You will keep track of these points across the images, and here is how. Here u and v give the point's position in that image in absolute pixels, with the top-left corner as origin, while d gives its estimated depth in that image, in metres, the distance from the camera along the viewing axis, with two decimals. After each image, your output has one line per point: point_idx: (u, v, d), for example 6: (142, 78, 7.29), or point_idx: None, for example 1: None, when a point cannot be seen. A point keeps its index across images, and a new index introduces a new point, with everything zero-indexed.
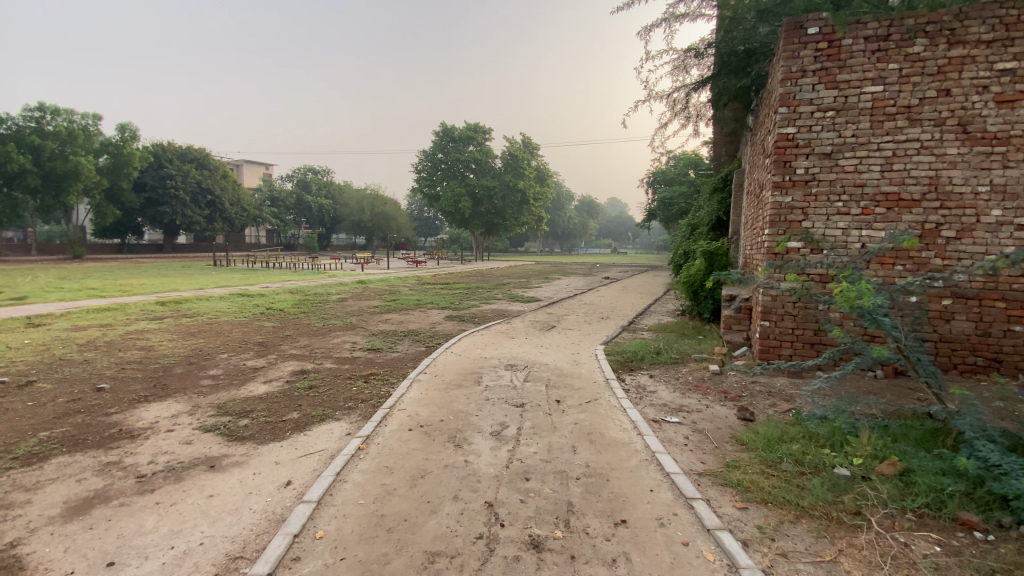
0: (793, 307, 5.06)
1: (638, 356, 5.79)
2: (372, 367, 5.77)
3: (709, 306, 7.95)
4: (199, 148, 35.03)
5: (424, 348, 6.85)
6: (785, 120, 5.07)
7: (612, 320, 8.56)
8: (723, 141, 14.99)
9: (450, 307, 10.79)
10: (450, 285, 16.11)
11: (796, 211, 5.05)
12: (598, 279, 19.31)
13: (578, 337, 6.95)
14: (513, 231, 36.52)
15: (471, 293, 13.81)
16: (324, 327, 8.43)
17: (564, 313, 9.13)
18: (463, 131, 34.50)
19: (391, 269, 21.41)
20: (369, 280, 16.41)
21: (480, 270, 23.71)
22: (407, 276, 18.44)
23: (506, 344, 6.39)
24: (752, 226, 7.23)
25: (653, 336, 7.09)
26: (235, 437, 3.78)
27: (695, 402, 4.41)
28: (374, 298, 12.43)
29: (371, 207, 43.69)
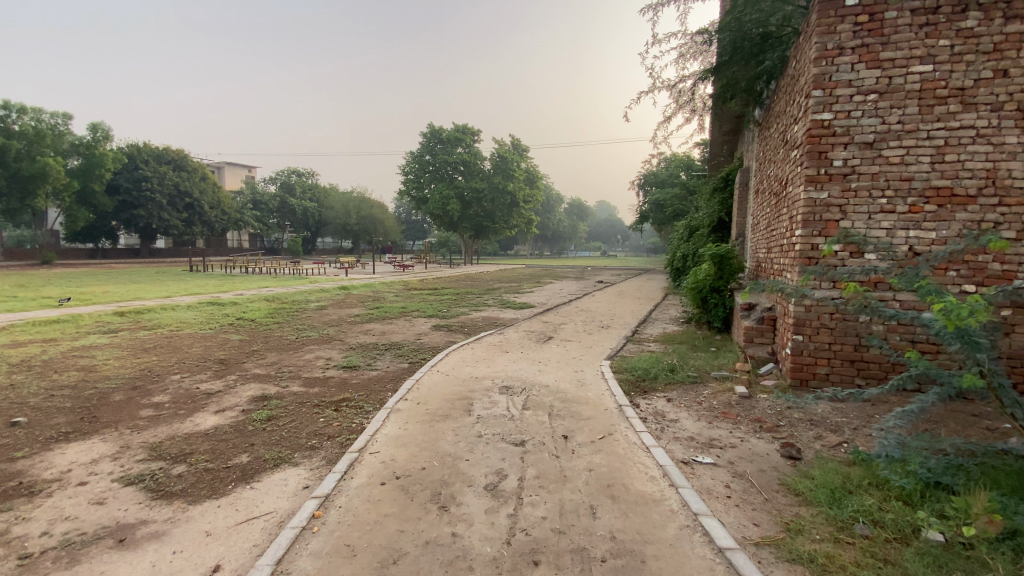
0: (830, 319, 4.40)
1: (650, 374, 5.09)
2: (345, 390, 4.99)
3: (721, 315, 7.32)
4: (177, 149, 33.87)
5: (407, 364, 6.09)
6: (820, 104, 4.41)
7: (613, 329, 7.87)
8: (721, 141, 14.47)
9: (438, 315, 10.03)
10: (438, 290, 15.34)
11: (833, 209, 4.37)
12: (592, 283, 18.65)
13: (579, 351, 6.24)
14: (503, 234, 35.82)
15: (460, 299, 13.07)
16: (298, 340, 7.63)
17: (560, 322, 8.43)
18: (452, 132, 33.86)
19: (376, 274, 20.55)
20: (353, 286, 15.61)
21: (469, 274, 22.95)
22: (393, 281, 17.64)
23: (499, 360, 5.65)
24: (768, 227, 6.59)
25: (662, 350, 6.40)
26: (162, 493, 3.01)
27: (726, 435, 3.71)
28: (355, 306, 11.62)
29: (357, 210, 42.74)
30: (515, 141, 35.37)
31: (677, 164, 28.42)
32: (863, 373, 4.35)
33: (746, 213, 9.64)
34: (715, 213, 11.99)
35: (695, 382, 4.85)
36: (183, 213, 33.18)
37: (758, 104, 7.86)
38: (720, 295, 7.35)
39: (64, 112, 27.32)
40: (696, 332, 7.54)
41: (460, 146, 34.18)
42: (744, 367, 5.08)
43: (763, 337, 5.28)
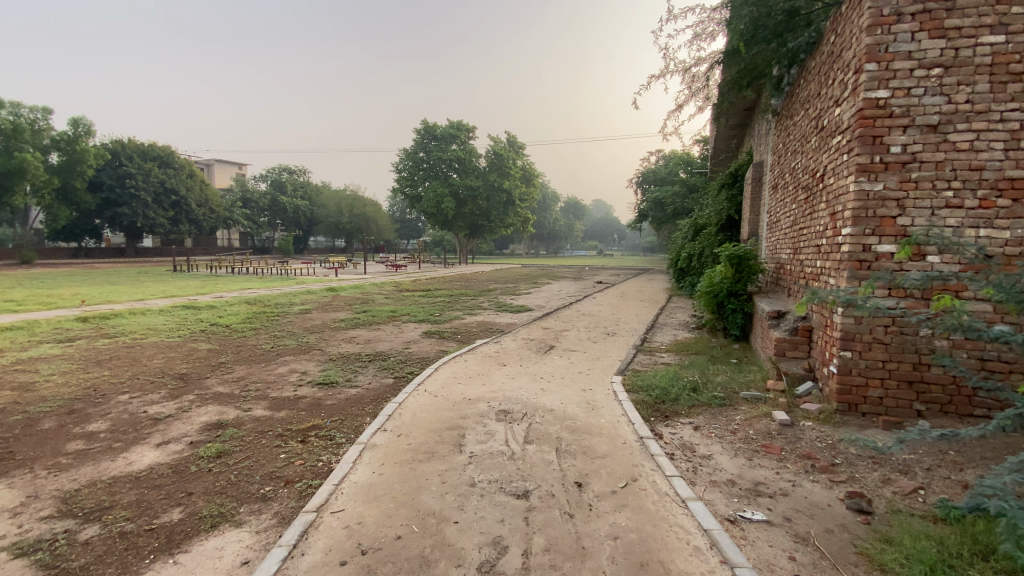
0: (884, 334, 3.74)
1: (671, 395, 4.42)
2: (317, 414, 4.28)
3: (739, 321, 6.70)
4: (164, 146, 32.95)
5: (392, 380, 5.39)
6: (873, 80, 3.72)
7: (620, 337, 7.20)
8: (726, 136, 13.87)
9: (429, 320, 9.33)
10: (431, 291, 14.61)
11: (890, 203, 3.68)
12: (591, 283, 17.97)
13: (585, 364, 5.56)
14: (498, 232, 35.11)
15: (454, 301, 12.36)
16: (273, 350, 6.90)
17: (561, 329, 7.75)
18: (446, 129, 33.14)
19: (368, 274, 19.80)
20: (340, 287, 14.83)
21: (464, 274, 22.23)
22: (383, 281, 16.89)
23: (496, 376, 4.96)
24: (792, 225, 5.94)
25: (678, 363, 5.73)
26: (58, 571, 2.30)
27: (774, 478, 3.04)
28: (342, 309, 10.88)
29: (350, 208, 41.91)
30: (511, 139, 34.68)
31: (676, 162, 27.77)
32: (923, 396, 3.72)
33: (759, 211, 8.99)
34: (723, 211, 11.33)
35: (723, 405, 4.19)
36: (170, 211, 32.28)
37: (778, 92, 7.21)
38: (737, 300, 6.73)
39: (44, 107, 26.39)
40: (711, 341, 6.89)
41: (454, 143, 33.46)
42: (777, 386, 4.43)
43: (797, 350, 4.63)
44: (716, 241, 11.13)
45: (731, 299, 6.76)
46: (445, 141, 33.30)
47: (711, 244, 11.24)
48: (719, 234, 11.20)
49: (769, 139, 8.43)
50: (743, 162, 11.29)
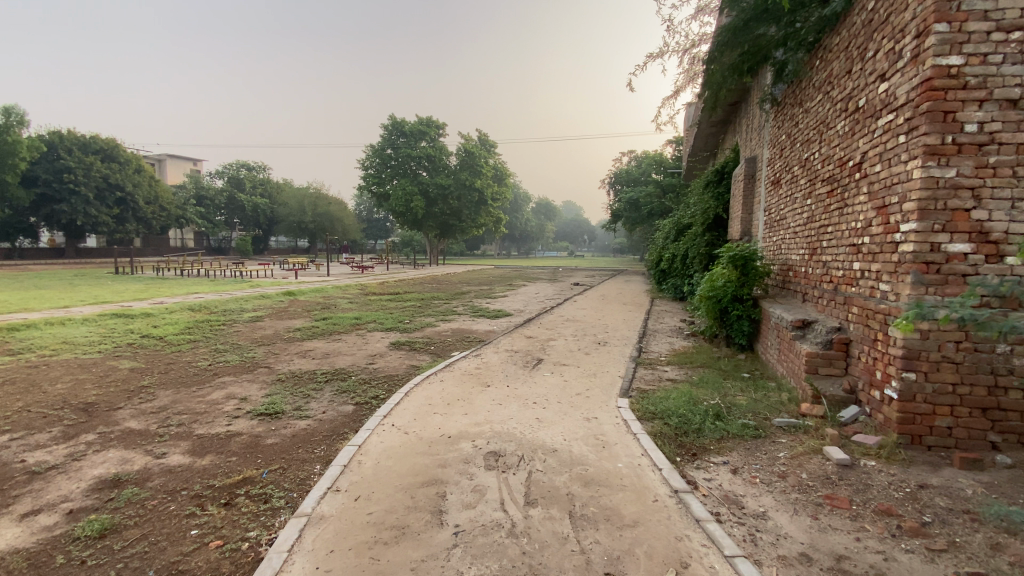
0: (954, 351, 3.10)
1: (693, 423, 3.67)
2: (252, 461, 3.35)
3: (746, 330, 6.05)
4: (108, 139, 30.55)
5: (352, 407, 4.46)
6: (944, 44, 3.04)
7: (613, 347, 6.45)
8: (708, 133, 13.45)
9: (398, 328, 8.36)
10: (399, 295, 13.56)
11: (965, 193, 3.03)
12: (568, 285, 17.25)
13: (582, 381, 4.78)
14: (470, 232, 34.14)
15: (425, 305, 11.39)
16: (210, 368, 5.84)
17: (547, 338, 6.94)
18: (415, 125, 32.04)
19: (331, 276, 18.51)
20: (299, 291, 13.63)
21: (435, 276, 21.12)
22: (348, 284, 15.75)
23: (478, 402, 4.11)
24: (808, 222, 5.32)
25: (686, 380, 5.02)
26: None
27: (857, 548, 2.31)
28: (299, 316, 9.79)
29: (313, 207, 40.13)
30: (482, 137, 33.83)
31: (650, 162, 27.44)
32: (999, 425, 3.08)
33: (754, 209, 8.44)
34: (709, 210, 10.77)
35: (758, 436, 3.47)
36: (114, 208, 29.90)
37: (781, 79, 6.62)
38: (742, 306, 6.08)
39: None
40: (714, 351, 6.23)
41: (423, 140, 32.31)
42: (815, 411, 3.75)
43: (832, 367, 3.97)
44: (703, 242, 10.56)
45: (736, 306, 6.10)
46: (414, 138, 32.13)
47: (698, 245, 10.66)
48: (706, 234, 10.63)
49: (765, 132, 7.87)
50: (730, 158, 10.77)
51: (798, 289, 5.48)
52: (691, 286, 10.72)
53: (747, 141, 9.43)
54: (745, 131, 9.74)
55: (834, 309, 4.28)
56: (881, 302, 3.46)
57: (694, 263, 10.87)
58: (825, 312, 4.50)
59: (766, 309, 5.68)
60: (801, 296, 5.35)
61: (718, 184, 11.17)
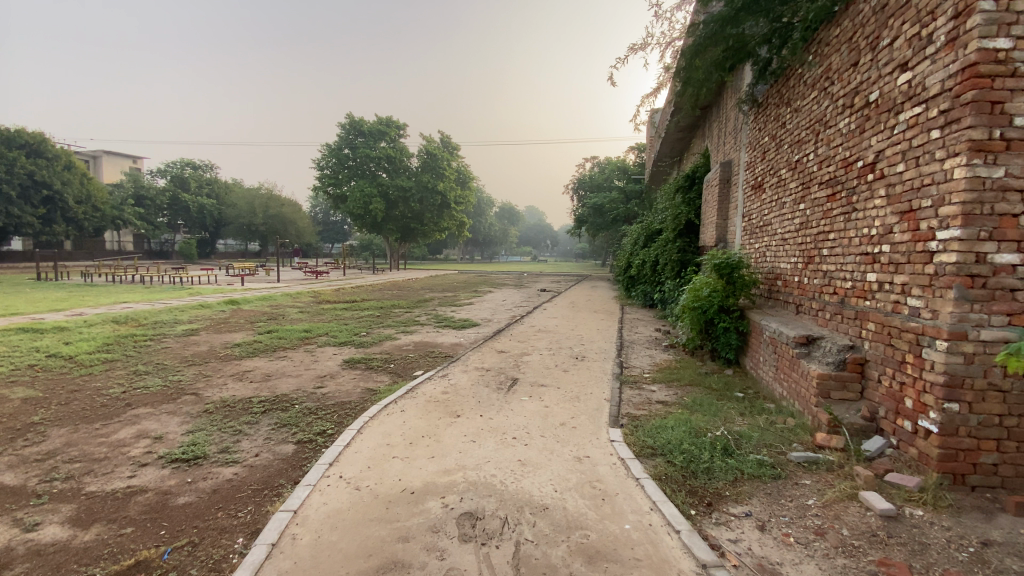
0: (1001, 378, 2.70)
1: (701, 460, 3.14)
2: (152, 535, 2.57)
3: (732, 343, 5.59)
4: (32, 132, 27.92)
5: (292, 448, 3.69)
6: (991, 24, 2.64)
7: (594, 362, 5.90)
8: (676, 137, 13.26)
9: (353, 342, 7.54)
10: (356, 303, 12.63)
11: (1014, 196, 2.64)
12: (534, 291, 16.70)
13: (565, 406, 4.18)
14: (432, 236, 33.21)
15: (384, 314, 10.55)
16: (123, 397, 4.89)
17: (520, 352, 6.33)
18: (374, 125, 30.93)
19: (282, 283, 17.29)
20: (245, 299, 12.49)
21: (395, 282, 20.20)
22: (300, 291, 14.67)
23: (447, 439, 3.43)
24: (801, 228, 4.97)
25: (679, 401, 4.49)
26: None
27: None
28: (241, 329, 8.79)
29: (265, 209, 38.13)
30: (445, 139, 33.04)
31: (613, 167, 27.39)
32: None
33: (729, 215, 8.13)
34: (680, 215, 10.46)
35: (778, 476, 2.98)
36: (40, 208, 27.24)
37: (764, 78, 6.30)
38: (728, 317, 5.62)
39: None
40: (698, 366, 5.77)
41: (383, 141, 31.30)
42: (833, 442, 3.30)
43: (846, 391, 3.55)
44: (675, 248, 10.23)
45: (722, 317, 5.62)
46: (373, 138, 31.03)
47: (669, 252, 10.30)
48: (677, 240, 10.31)
49: (743, 135, 7.57)
50: (701, 163, 10.51)
51: (789, 300, 5.09)
52: (664, 294, 10.38)
53: (720, 145, 9.18)
54: (717, 135, 9.49)
55: (843, 324, 3.87)
56: (911, 319, 3.05)
57: (665, 269, 10.50)
58: (829, 327, 4.10)
59: (756, 321, 5.26)
60: (793, 307, 4.97)
61: (689, 189, 10.88)
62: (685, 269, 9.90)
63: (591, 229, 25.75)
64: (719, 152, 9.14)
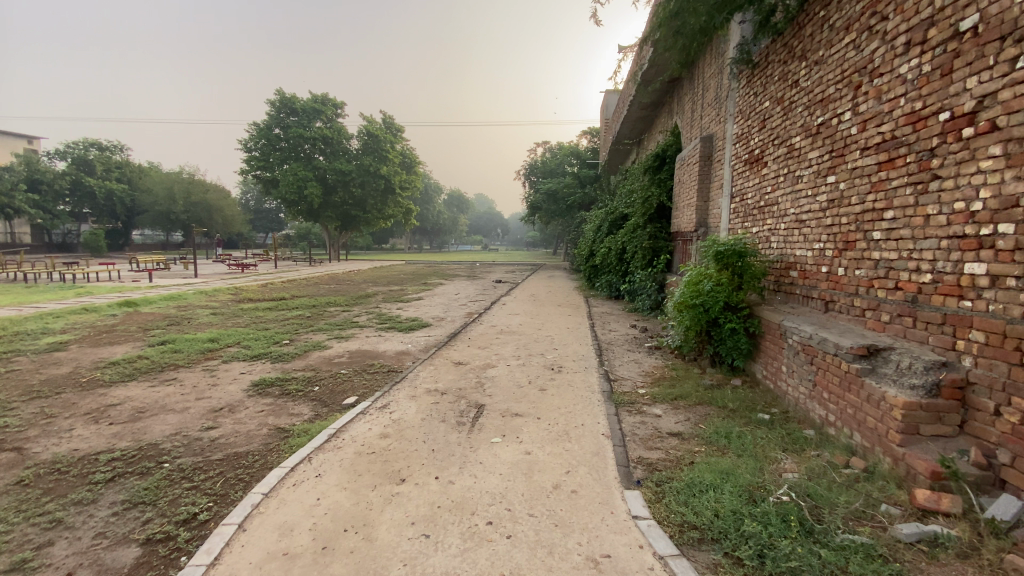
0: None
1: (778, 551, 2.06)
2: None
3: (740, 346, 4.58)
4: None
5: (132, 558, 2.30)
6: None
7: (574, 374, 4.76)
8: (639, 115, 12.39)
9: (269, 356, 6.02)
10: (284, 301, 10.95)
11: None
12: (488, 283, 15.44)
13: (553, 453, 3.00)
14: (376, 225, 31.15)
15: (316, 315, 8.99)
16: None
17: (482, 363, 5.11)
18: (309, 103, 28.39)
19: (199, 279, 15.10)
20: (146, 300, 10.51)
21: (333, 274, 18.38)
22: (218, 289, 12.71)
23: (383, 536, 2.16)
24: (830, 206, 4.01)
25: (698, 432, 3.42)
26: None
27: None
28: (127, 340, 7.03)
29: (187, 195, 34.53)
30: (387, 120, 30.92)
31: (566, 152, 26.39)
32: None
33: (712, 195, 7.19)
34: (651, 198, 9.41)
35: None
36: None
37: (765, 31, 5.32)
38: (735, 315, 4.60)
39: None
40: (699, 375, 4.74)
41: (318, 120, 28.85)
42: (946, 505, 2.32)
43: (940, 426, 2.61)
44: (646, 234, 9.22)
45: (728, 315, 4.60)
46: (307, 117, 28.51)
47: (639, 239, 9.30)
48: (648, 226, 9.31)
49: (730, 102, 6.64)
50: (673, 140, 9.54)
51: (813, 294, 4.15)
52: (634, 285, 9.44)
53: (696, 119, 8.24)
54: (693, 108, 8.54)
55: (919, 331, 2.91)
56: None
57: (635, 258, 9.53)
58: (890, 334, 3.16)
59: (771, 320, 4.27)
60: (821, 303, 4.03)
61: (659, 169, 9.90)
62: (657, 258, 8.93)
63: (545, 217, 24.70)
64: (696, 127, 8.19)
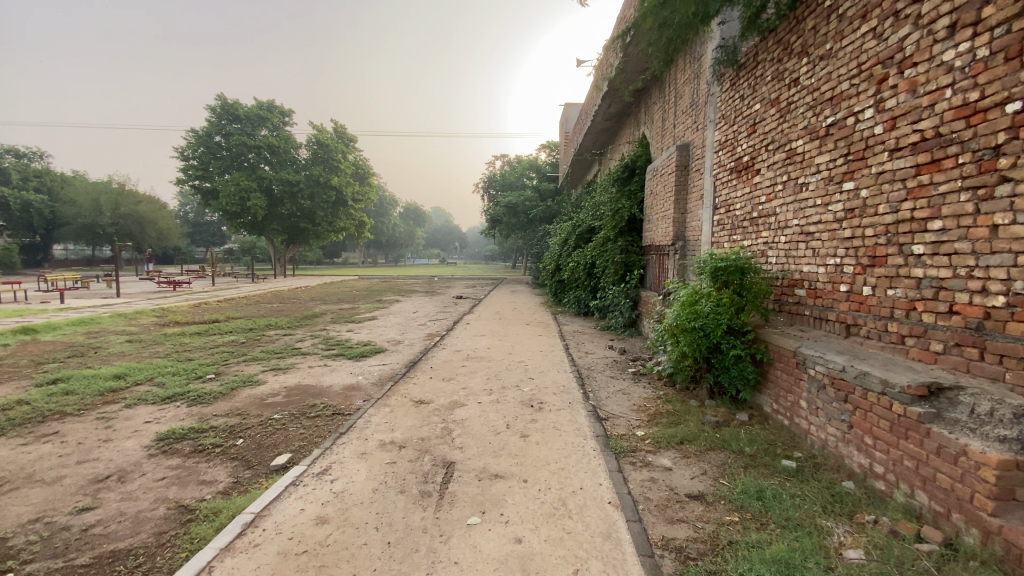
0: None
1: None
2: None
3: (743, 376, 3.98)
4: None
5: None
6: None
7: (557, 412, 4.04)
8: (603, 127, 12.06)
9: (186, 398, 4.98)
10: (218, 324, 9.73)
11: None
12: (448, 300, 14.61)
13: (552, 541, 2.26)
14: (327, 238, 29.63)
15: (252, 341, 7.90)
16: None
17: (447, 400, 4.31)
18: (253, 110, 26.80)
19: (121, 299, 13.51)
20: (49, 326, 9.05)
21: (278, 291, 17.03)
22: (141, 311, 11.27)
23: None
24: (847, 215, 3.53)
25: (722, 492, 2.77)
26: None
27: None
28: (8, 379, 5.76)
29: (115, 205, 31.81)
30: (339, 129, 29.68)
31: (525, 165, 25.99)
32: None
33: (690, 207, 6.66)
34: (621, 210, 8.74)
35: None
36: None
37: (753, 28, 4.87)
38: (738, 340, 4.00)
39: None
40: (699, 409, 4.12)
41: (262, 128, 27.24)
42: None
43: None
44: (617, 248, 8.53)
45: (730, 340, 3.99)
46: (251, 124, 26.87)
47: (610, 253, 8.64)
48: (619, 239, 8.62)
49: (709, 107, 6.22)
50: (642, 150, 9.04)
51: (830, 317, 3.63)
52: (605, 301, 8.84)
53: (668, 128, 7.79)
54: (663, 117, 8.08)
55: (990, 365, 2.40)
56: None
57: (605, 273, 8.90)
58: (947, 367, 2.64)
59: (784, 346, 3.71)
60: (841, 327, 3.52)
61: (628, 180, 9.31)
62: (630, 273, 8.33)
63: (504, 230, 24.11)
64: (669, 136, 7.74)
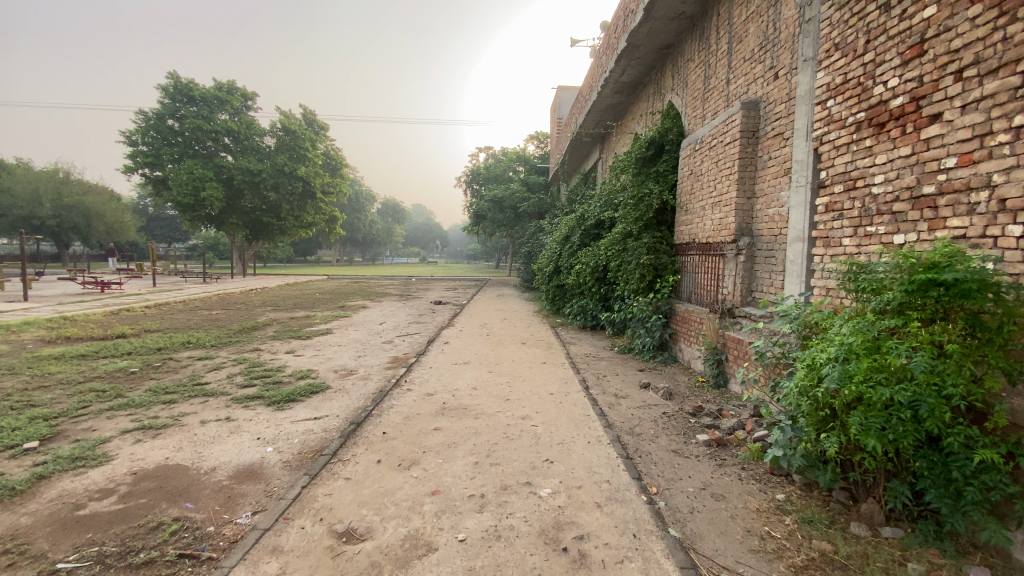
0: None
1: None
2: None
3: (982, 497, 2.04)
4: None
5: None
6: None
7: (619, 571, 2.00)
8: (608, 104, 10.09)
9: None
10: (118, 342, 7.43)
11: None
12: (425, 306, 12.45)
13: None
14: (295, 233, 27.10)
15: (142, 374, 5.64)
16: None
17: (399, 534, 2.23)
18: (211, 91, 24.19)
19: (16, 304, 10.98)
20: None
21: (224, 295, 14.63)
22: (28, 322, 8.83)
23: None
24: None
25: None
26: None
27: None
28: None
29: (55, 194, 28.66)
30: (308, 115, 27.20)
31: (511, 157, 23.93)
32: None
33: (764, 187, 4.70)
34: (647, 197, 6.71)
35: None
36: None
37: None
38: (973, 427, 2.07)
39: None
40: (883, 554, 2.16)
41: (221, 112, 24.63)
42: None
43: None
44: (642, 247, 6.41)
45: (963, 430, 2.04)
46: (208, 107, 24.26)
47: (633, 254, 6.52)
48: (645, 235, 6.54)
49: (798, 42, 4.28)
50: (671, 122, 7.05)
51: None
52: (625, 315, 6.79)
53: (717, 86, 5.82)
54: (708, 74, 6.09)
55: None
56: None
57: (623, 278, 6.82)
58: None
59: None
60: None
61: (653, 160, 7.29)
62: (661, 280, 6.26)
63: (489, 227, 22.10)
64: (718, 97, 5.76)
